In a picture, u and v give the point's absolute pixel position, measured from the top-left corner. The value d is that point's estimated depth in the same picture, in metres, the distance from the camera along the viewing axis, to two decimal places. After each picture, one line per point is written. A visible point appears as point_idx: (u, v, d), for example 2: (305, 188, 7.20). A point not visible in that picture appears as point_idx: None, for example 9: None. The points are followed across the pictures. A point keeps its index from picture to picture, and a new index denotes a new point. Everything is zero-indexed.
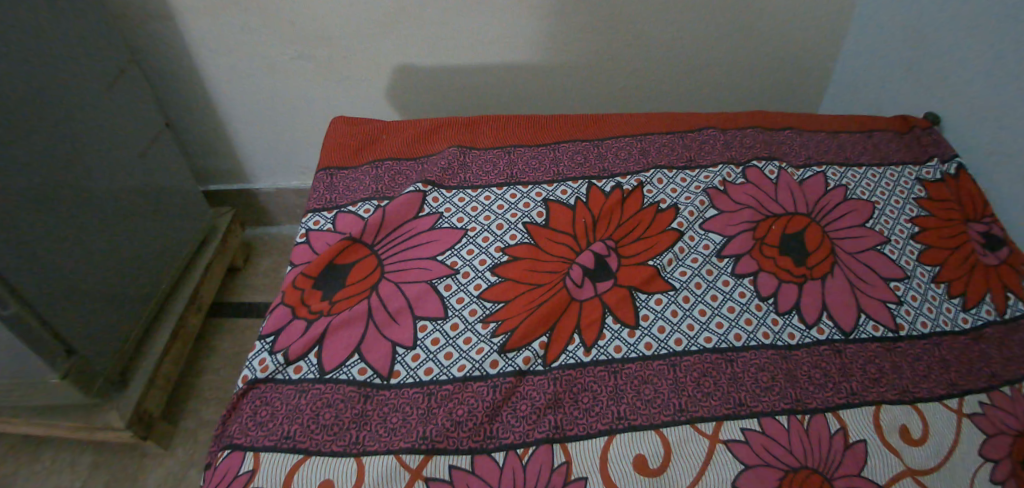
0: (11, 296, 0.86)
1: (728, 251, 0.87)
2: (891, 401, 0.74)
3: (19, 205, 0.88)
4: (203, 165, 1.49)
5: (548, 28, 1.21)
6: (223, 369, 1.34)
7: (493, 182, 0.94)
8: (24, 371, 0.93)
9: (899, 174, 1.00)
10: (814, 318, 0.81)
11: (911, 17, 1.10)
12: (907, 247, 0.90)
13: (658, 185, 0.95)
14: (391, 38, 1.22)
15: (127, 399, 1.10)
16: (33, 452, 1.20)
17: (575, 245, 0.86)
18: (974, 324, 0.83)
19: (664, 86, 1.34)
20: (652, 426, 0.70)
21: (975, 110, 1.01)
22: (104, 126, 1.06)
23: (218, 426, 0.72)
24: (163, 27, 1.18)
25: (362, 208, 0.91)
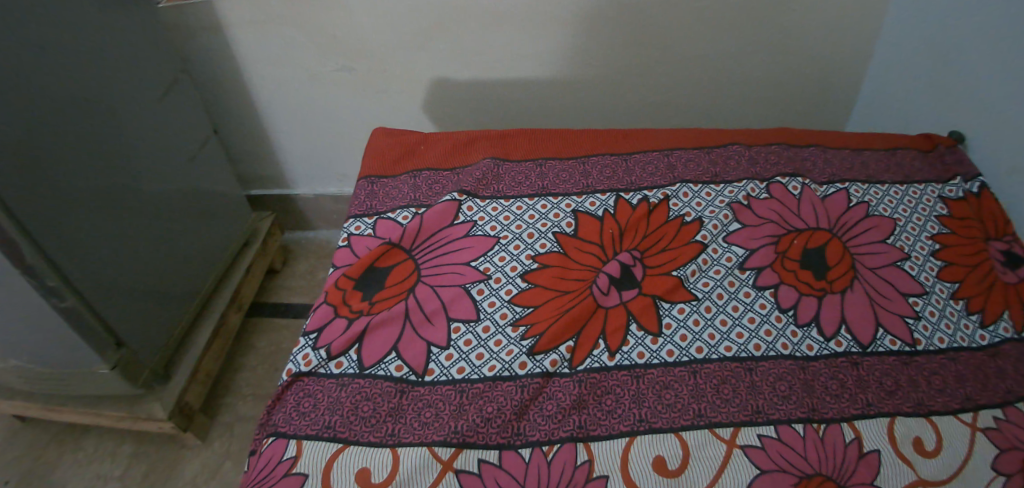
0: (69, 289, 0.93)
1: (750, 264, 0.90)
2: (906, 414, 0.76)
3: (77, 204, 0.94)
4: (245, 171, 1.56)
5: (578, 44, 1.25)
6: (257, 365, 1.40)
7: (525, 193, 0.99)
8: (77, 361, 1.00)
9: (922, 192, 1.02)
10: (833, 331, 0.83)
11: (938, 37, 1.12)
12: (927, 264, 0.92)
13: (683, 199, 0.98)
14: (429, 54, 1.28)
15: (170, 391, 1.16)
16: (78, 439, 1.27)
17: (602, 254, 0.90)
18: (992, 341, 0.84)
19: (691, 101, 1.37)
20: (671, 429, 0.73)
21: (1000, 130, 1.03)
22: (156, 132, 1.13)
23: (262, 415, 0.77)
24: (213, 39, 1.25)
25: (401, 215, 0.96)
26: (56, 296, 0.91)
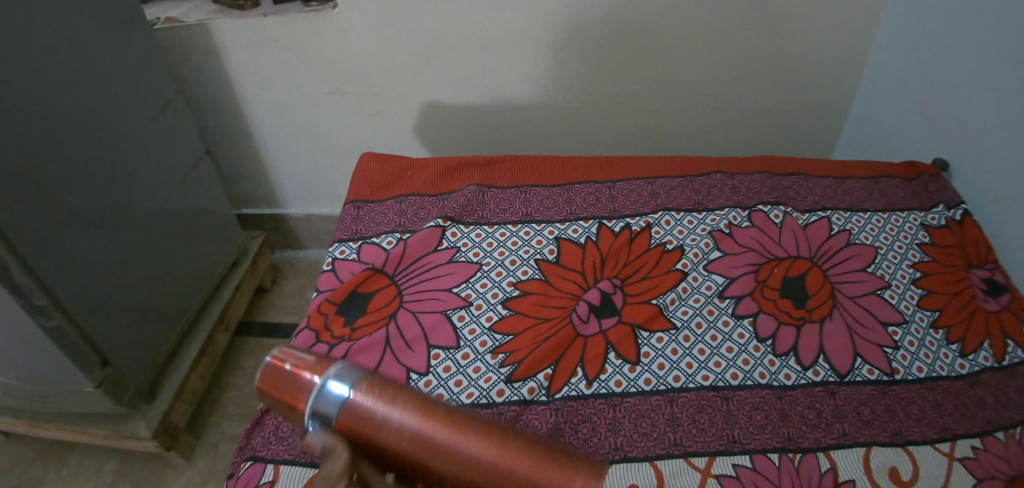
0: (56, 308, 0.94)
1: (729, 292, 0.91)
2: (882, 443, 0.77)
3: (67, 222, 0.95)
4: (238, 189, 1.58)
5: (568, 72, 1.28)
6: (245, 384, 1.40)
7: (509, 220, 1.01)
8: (63, 379, 1.00)
9: (904, 220, 1.03)
10: (811, 360, 0.84)
11: (921, 68, 1.14)
12: (907, 292, 0.94)
13: (665, 226, 1.00)
14: (421, 79, 1.30)
15: (155, 410, 1.17)
16: (63, 456, 1.27)
17: (583, 281, 0.92)
18: (972, 370, 0.85)
19: (680, 128, 1.40)
20: (646, 458, 0.74)
21: (983, 159, 1.05)
22: (149, 152, 1.15)
23: (242, 439, 0.78)
24: (207, 60, 1.28)
25: (386, 240, 0.98)
26: (43, 315, 0.92)
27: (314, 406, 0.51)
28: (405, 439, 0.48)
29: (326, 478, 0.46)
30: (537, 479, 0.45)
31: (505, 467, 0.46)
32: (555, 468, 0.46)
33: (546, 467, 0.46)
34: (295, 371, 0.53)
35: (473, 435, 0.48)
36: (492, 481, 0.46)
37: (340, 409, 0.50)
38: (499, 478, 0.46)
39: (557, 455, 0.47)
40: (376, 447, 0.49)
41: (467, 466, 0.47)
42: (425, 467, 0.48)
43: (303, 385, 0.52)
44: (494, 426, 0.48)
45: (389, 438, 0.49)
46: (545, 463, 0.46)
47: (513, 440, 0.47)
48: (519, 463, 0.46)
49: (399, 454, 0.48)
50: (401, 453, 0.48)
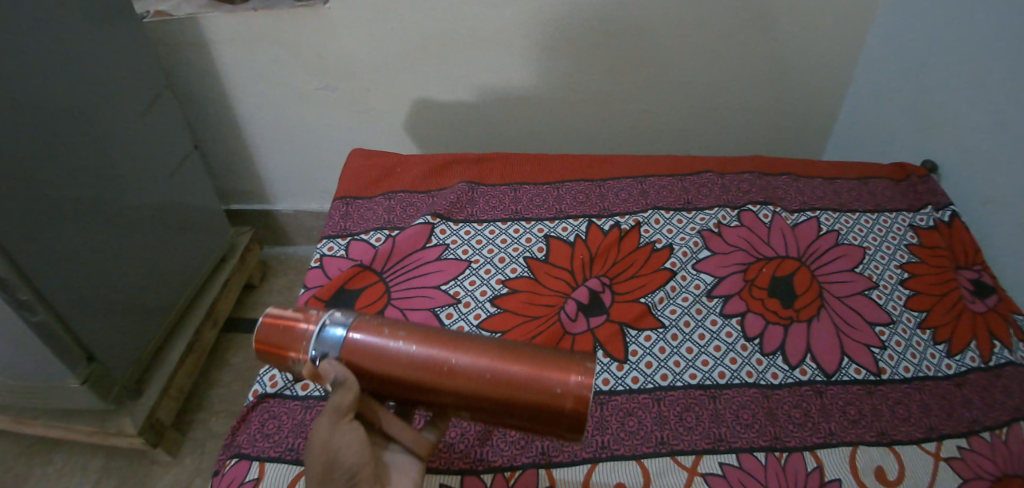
0: (41, 303, 0.93)
1: (718, 292, 0.91)
2: (868, 443, 0.77)
3: (53, 216, 0.94)
4: (228, 185, 1.57)
5: (559, 69, 1.28)
6: (233, 381, 1.40)
7: (498, 217, 1.01)
8: (49, 375, 0.99)
9: (893, 221, 1.04)
10: (798, 359, 0.85)
11: (912, 69, 1.15)
12: (895, 292, 0.94)
13: (655, 225, 1.00)
14: (412, 75, 1.29)
15: (141, 407, 1.16)
16: (48, 453, 1.25)
17: (572, 279, 0.92)
18: (958, 370, 0.85)
19: (671, 127, 1.40)
20: (633, 456, 0.74)
21: (972, 161, 1.05)
22: (136, 146, 1.14)
23: (227, 436, 0.77)
24: (197, 55, 1.27)
25: (374, 237, 0.97)
26: (27, 310, 0.91)
27: (319, 346, 0.62)
28: (407, 359, 0.61)
29: (337, 405, 0.60)
30: (517, 369, 0.59)
31: (490, 364, 0.60)
32: (530, 360, 0.60)
33: (523, 359, 0.60)
34: (289, 323, 0.63)
35: (460, 348, 0.61)
36: (483, 377, 0.59)
37: (344, 346, 0.62)
38: (487, 374, 0.59)
39: (528, 352, 0.61)
40: (382, 372, 0.61)
41: (461, 370, 0.60)
42: (427, 380, 0.60)
43: (301, 335, 0.62)
44: (475, 341, 0.62)
45: (393, 361, 0.61)
46: (522, 357, 0.60)
47: (492, 346, 0.61)
48: (500, 360, 0.60)
49: (403, 372, 0.61)
50: (405, 372, 0.61)
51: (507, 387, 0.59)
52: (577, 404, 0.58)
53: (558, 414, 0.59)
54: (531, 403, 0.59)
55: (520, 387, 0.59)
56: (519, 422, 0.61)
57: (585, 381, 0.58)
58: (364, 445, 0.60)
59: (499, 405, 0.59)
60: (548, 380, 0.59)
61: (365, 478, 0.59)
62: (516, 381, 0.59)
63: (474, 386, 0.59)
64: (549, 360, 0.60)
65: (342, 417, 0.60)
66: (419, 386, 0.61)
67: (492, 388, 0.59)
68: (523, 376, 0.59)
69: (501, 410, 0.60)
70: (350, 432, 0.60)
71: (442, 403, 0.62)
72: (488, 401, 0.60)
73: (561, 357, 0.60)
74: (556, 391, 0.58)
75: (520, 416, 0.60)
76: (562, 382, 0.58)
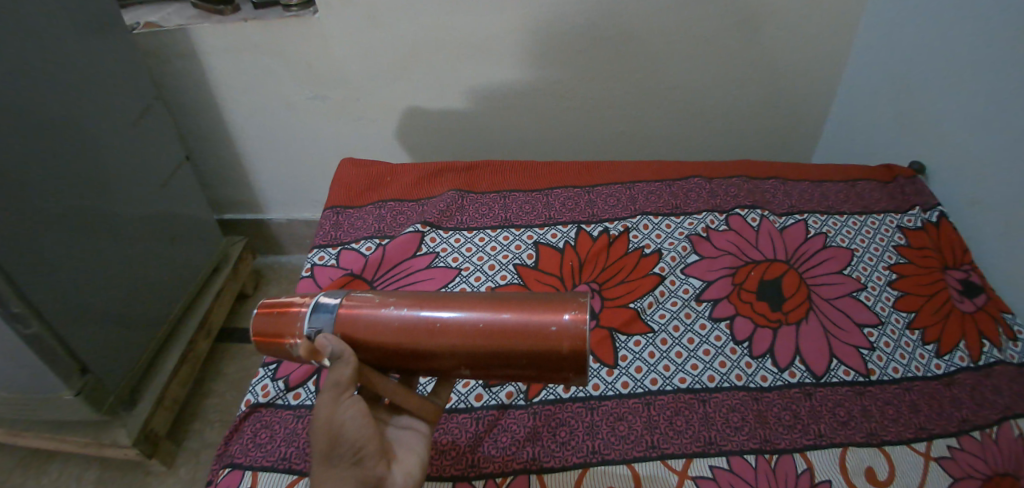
0: (34, 315, 0.93)
1: (707, 296, 0.92)
2: (858, 444, 0.78)
3: (47, 229, 0.95)
4: (221, 195, 1.57)
5: (549, 76, 1.29)
6: (227, 391, 1.40)
7: (488, 225, 1.01)
8: (41, 387, 0.99)
9: (880, 223, 1.05)
10: (787, 362, 0.85)
11: (899, 73, 1.16)
12: (883, 293, 0.95)
13: (643, 230, 1.01)
14: (402, 85, 1.30)
15: (136, 418, 1.15)
16: (42, 466, 1.25)
17: (561, 286, 0.93)
18: (947, 370, 0.86)
19: (660, 132, 1.41)
20: (624, 461, 0.75)
21: (958, 162, 1.07)
22: (128, 157, 1.14)
23: (220, 445, 0.78)
24: (188, 66, 1.27)
25: (365, 246, 0.98)
26: (21, 323, 0.91)
27: (312, 323, 0.62)
28: (399, 321, 0.61)
29: (337, 381, 0.59)
30: (510, 315, 0.59)
31: (483, 314, 0.60)
32: (522, 304, 0.60)
33: (515, 305, 0.60)
34: (283, 307, 0.63)
35: (451, 304, 0.61)
36: (477, 328, 0.59)
37: (334, 317, 0.62)
38: (481, 325, 0.59)
39: (519, 298, 0.61)
40: (375, 339, 0.61)
41: (453, 323, 0.60)
42: (420, 340, 0.60)
43: (295, 316, 0.62)
44: (465, 295, 0.62)
45: (385, 325, 0.61)
46: (514, 304, 0.60)
47: (483, 298, 0.61)
48: (492, 310, 0.60)
49: (397, 336, 0.60)
50: (398, 334, 0.60)
51: (501, 334, 0.59)
52: (574, 342, 0.57)
53: (557, 355, 0.58)
54: (527, 346, 0.58)
55: (514, 333, 0.58)
56: (520, 372, 0.60)
57: (579, 317, 0.58)
58: (366, 419, 0.60)
59: (496, 354, 0.59)
60: (542, 322, 0.58)
61: (370, 451, 0.59)
62: (510, 327, 0.59)
63: (469, 339, 0.59)
64: (540, 303, 0.60)
65: (343, 393, 0.60)
66: (414, 348, 0.60)
67: (487, 338, 0.59)
68: (516, 321, 0.58)
69: (501, 362, 0.59)
70: (351, 407, 0.60)
71: (440, 364, 0.61)
72: (486, 353, 0.59)
73: (553, 298, 0.60)
74: (551, 331, 0.58)
75: (521, 364, 0.59)
76: (555, 322, 0.58)
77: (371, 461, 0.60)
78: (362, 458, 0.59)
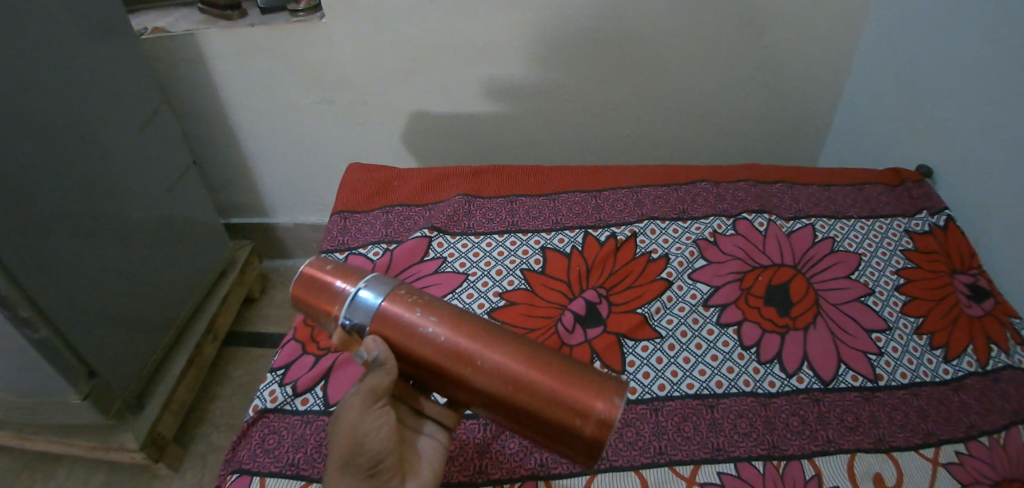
0: (42, 319, 0.93)
1: (714, 301, 0.92)
2: (866, 450, 0.77)
3: (54, 233, 0.95)
4: (228, 199, 1.58)
5: (554, 79, 1.29)
6: (232, 395, 1.40)
7: (495, 229, 1.01)
8: (49, 391, 1.00)
9: (888, 227, 1.04)
10: (795, 367, 0.85)
11: (906, 76, 1.16)
12: (891, 298, 0.94)
13: (650, 235, 1.01)
14: (407, 89, 1.31)
15: (143, 421, 1.16)
16: (50, 468, 1.26)
17: (569, 291, 0.93)
18: (955, 375, 0.86)
19: (666, 136, 1.41)
20: (631, 467, 0.75)
21: (965, 166, 1.06)
22: (135, 161, 1.15)
23: (228, 451, 0.78)
24: (195, 70, 1.28)
25: (372, 251, 0.99)
26: (28, 327, 0.91)
27: (350, 312, 0.66)
28: (437, 343, 0.63)
29: (372, 387, 0.62)
30: (543, 382, 0.59)
31: (513, 367, 0.60)
32: (560, 375, 0.59)
33: (553, 373, 0.60)
34: (326, 280, 0.68)
35: (491, 346, 0.62)
36: (507, 382, 0.60)
37: (376, 313, 0.65)
38: (508, 377, 0.60)
39: (555, 364, 0.60)
40: (410, 350, 0.64)
41: (487, 368, 0.61)
42: (447, 368, 0.62)
43: (335, 293, 0.67)
44: (506, 340, 0.63)
45: (421, 341, 0.63)
46: (551, 371, 0.60)
47: (523, 352, 0.61)
48: (524, 367, 0.60)
49: (428, 355, 0.63)
50: (432, 354, 0.63)
51: (529, 396, 0.59)
52: (593, 428, 0.57)
53: (575, 437, 0.58)
54: (550, 417, 0.59)
55: (541, 399, 0.59)
56: (534, 434, 0.62)
57: (611, 412, 0.57)
58: (390, 432, 0.62)
59: (517, 411, 0.60)
60: (568, 399, 0.58)
61: (388, 465, 0.61)
62: (539, 393, 0.59)
63: (493, 386, 0.60)
64: (579, 381, 0.59)
65: (375, 401, 0.62)
66: (443, 373, 0.63)
67: (510, 392, 0.60)
68: (544, 387, 0.59)
69: (515, 416, 0.61)
70: (378, 417, 0.62)
71: (460, 394, 0.64)
72: (503, 403, 0.61)
73: (594, 379, 0.59)
74: (579, 414, 0.58)
75: (533, 425, 0.60)
76: (586, 408, 0.57)
77: (387, 473, 0.62)
78: (381, 470, 0.61)
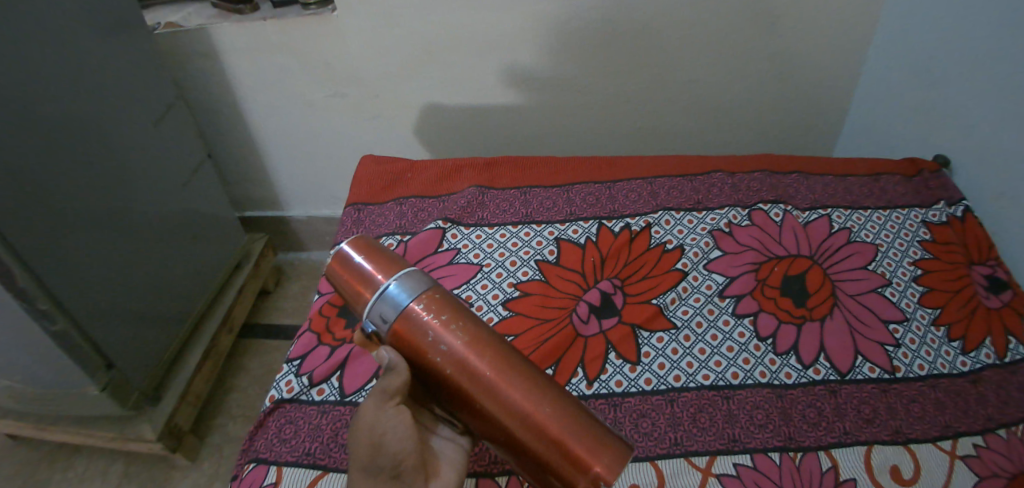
0: (60, 312, 0.94)
1: (729, 292, 0.91)
2: (883, 442, 0.77)
3: (70, 226, 0.96)
4: (241, 192, 1.59)
5: (567, 70, 1.28)
6: (250, 386, 1.41)
7: (508, 221, 1.01)
8: (68, 383, 1.01)
9: (905, 217, 1.03)
10: (812, 358, 0.84)
11: (923, 65, 1.14)
12: (908, 290, 0.93)
13: (665, 226, 1.00)
14: (418, 83, 1.31)
15: (160, 412, 1.17)
16: (70, 459, 1.28)
17: (583, 282, 0.93)
18: (973, 367, 0.85)
19: (679, 127, 1.40)
20: (647, 458, 0.75)
21: (983, 156, 1.04)
22: (150, 155, 1.15)
23: (245, 440, 0.79)
24: (208, 64, 1.28)
25: (387, 242, 0.99)
26: (47, 319, 0.92)
27: (377, 305, 0.64)
28: (452, 363, 0.61)
29: (385, 388, 0.62)
30: (550, 426, 0.57)
31: (524, 403, 0.59)
32: (566, 428, 0.57)
33: (560, 425, 0.57)
34: (361, 268, 0.67)
35: (505, 381, 0.60)
36: (511, 421, 0.59)
37: (401, 315, 0.63)
38: (516, 411, 0.59)
39: (568, 410, 0.58)
40: (425, 362, 0.63)
41: (496, 403, 0.59)
42: (457, 386, 0.61)
43: (369, 281, 0.66)
44: (522, 376, 0.60)
45: (437, 358, 0.62)
46: (561, 418, 0.58)
47: (535, 395, 0.59)
48: (535, 406, 0.58)
49: (442, 367, 0.62)
50: (445, 373, 0.62)
51: (529, 440, 0.58)
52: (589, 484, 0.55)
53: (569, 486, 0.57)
54: (547, 465, 0.58)
55: (541, 447, 0.58)
56: (530, 471, 0.61)
57: (608, 480, 0.55)
58: (409, 432, 0.62)
59: (516, 448, 0.60)
60: (571, 450, 0.56)
61: (409, 465, 0.62)
62: (540, 440, 0.58)
63: (499, 415, 0.59)
64: (584, 440, 0.57)
65: (388, 401, 0.63)
66: (452, 390, 0.62)
67: (515, 426, 0.59)
68: (551, 431, 0.57)
69: (514, 447, 0.60)
70: (395, 417, 0.62)
71: (466, 411, 0.63)
72: (505, 434, 0.60)
73: (600, 440, 0.57)
74: (576, 468, 0.56)
75: (530, 463, 0.59)
76: (587, 463, 0.55)
77: (409, 474, 0.62)
78: (402, 471, 0.61)
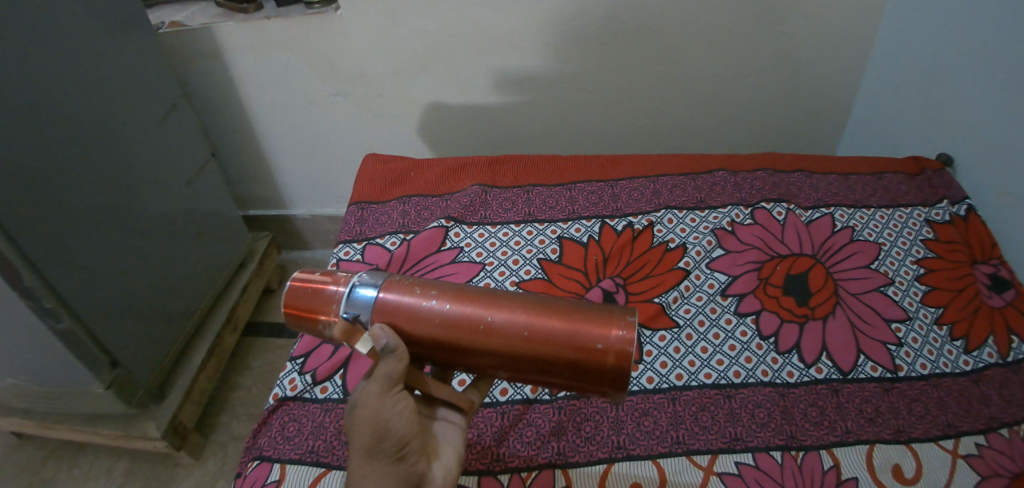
0: (66, 311, 0.95)
1: (732, 291, 0.91)
2: (886, 441, 0.77)
3: (77, 226, 0.97)
4: (245, 191, 1.59)
5: (572, 69, 1.28)
6: (253, 385, 1.42)
7: (511, 219, 1.02)
8: (73, 381, 1.02)
9: (908, 216, 1.03)
10: (814, 357, 0.84)
11: (926, 63, 1.14)
12: (910, 289, 0.93)
13: (667, 225, 1.00)
14: (422, 80, 1.31)
15: (164, 410, 1.18)
16: (74, 457, 1.28)
17: (585, 280, 0.93)
18: (975, 367, 0.84)
19: (682, 125, 1.40)
20: (648, 456, 0.75)
21: (985, 155, 1.04)
22: (155, 154, 1.16)
23: (248, 439, 0.79)
24: (211, 63, 1.29)
25: (390, 241, 0.99)
26: (52, 318, 0.93)
27: (349, 307, 0.64)
28: (446, 320, 0.63)
29: (389, 374, 0.61)
30: (558, 326, 0.61)
31: (526, 321, 0.61)
32: (570, 319, 0.61)
33: (564, 319, 0.61)
34: (317, 286, 0.66)
35: (498, 311, 0.62)
36: (520, 334, 0.61)
37: (376, 307, 0.64)
38: (523, 330, 0.61)
39: (562, 308, 0.63)
40: (417, 333, 0.63)
41: (502, 332, 0.61)
42: (461, 338, 0.62)
43: (328, 296, 0.65)
44: (506, 298, 0.64)
45: (429, 321, 0.63)
46: (563, 314, 0.62)
47: (526, 304, 0.63)
48: (536, 317, 0.62)
49: (438, 330, 0.63)
50: (442, 329, 0.63)
51: (547, 349, 0.61)
52: (616, 358, 0.59)
53: (599, 370, 0.60)
54: (572, 362, 0.60)
55: (557, 344, 0.60)
56: (557, 382, 0.63)
57: (624, 336, 0.60)
58: (412, 416, 0.62)
59: (538, 366, 0.62)
60: (586, 334, 0.60)
61: (413, 448, 0.61)
62: (552, 337, 0.61)
63: (511, 342, 0.61)
64: (590, 321, 0.61)
65: (392, 386, 0.61)
66: (456, 347, 0.63)
67: (530, 344, 0.61)
68: (560, 331, 0.61)
69: (538, 368, 0.62)
70: (399, 402, 0.61)
71: (478, 362, 0.64)
72: (525, 358, 0.61)
73: (601, 314, 0.62)
74: (596, 348, 0.60)
75: (557, 371, 0.61)
76: (604, 338, 0.60)
77: (412, 457, 0.61)
78: (407, 453, 0.60)
